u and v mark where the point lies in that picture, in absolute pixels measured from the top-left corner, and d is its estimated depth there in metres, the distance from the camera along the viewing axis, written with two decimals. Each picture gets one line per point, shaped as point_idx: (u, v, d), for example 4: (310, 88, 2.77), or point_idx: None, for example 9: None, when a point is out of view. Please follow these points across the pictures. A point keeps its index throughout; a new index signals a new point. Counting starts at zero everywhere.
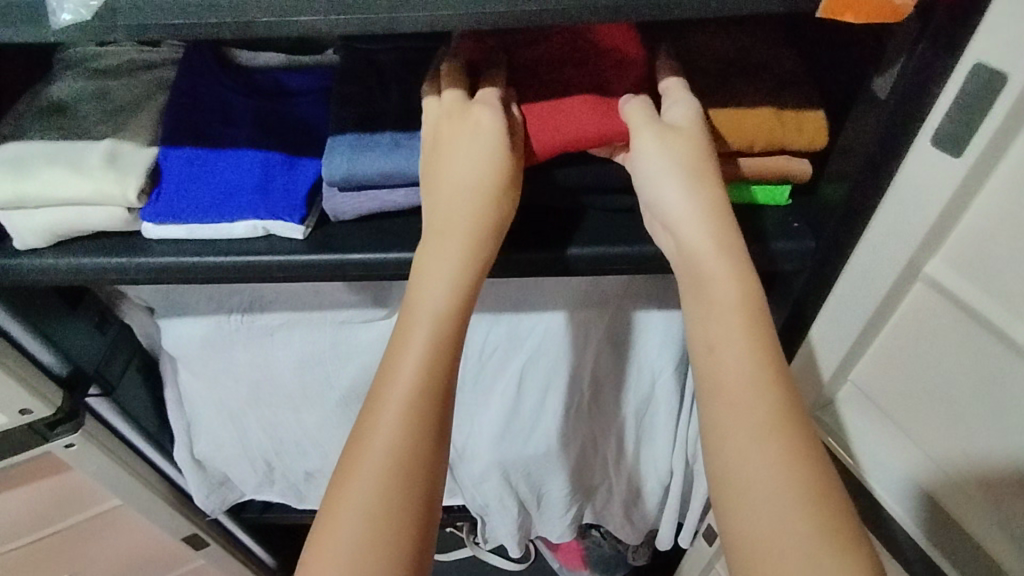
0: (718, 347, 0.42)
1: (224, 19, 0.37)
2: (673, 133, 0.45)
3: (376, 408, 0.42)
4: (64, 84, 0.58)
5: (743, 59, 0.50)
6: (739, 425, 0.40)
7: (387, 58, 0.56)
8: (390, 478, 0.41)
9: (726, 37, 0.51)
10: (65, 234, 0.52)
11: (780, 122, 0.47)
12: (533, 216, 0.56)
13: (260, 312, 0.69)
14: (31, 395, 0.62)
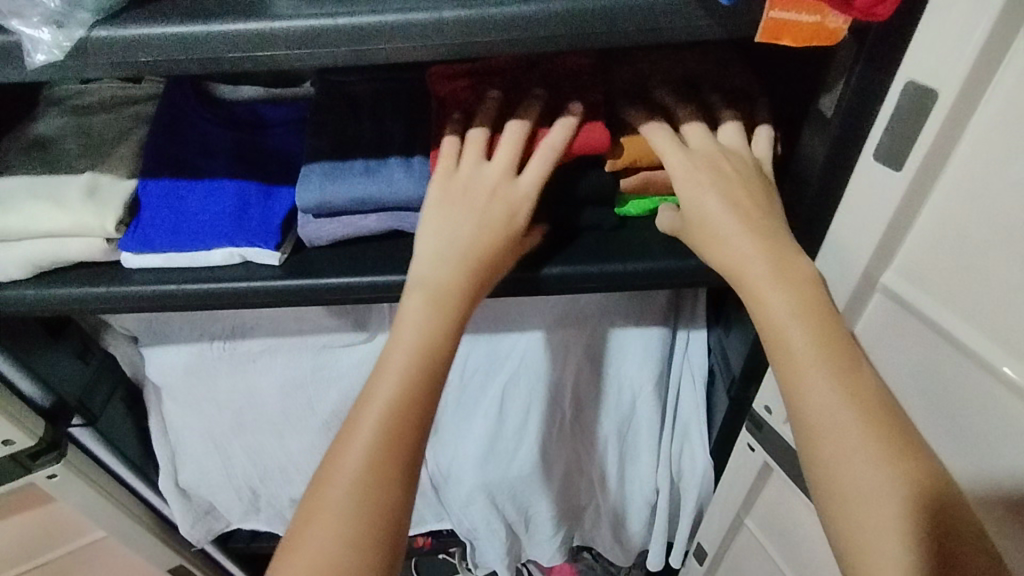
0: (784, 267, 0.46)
1: (192, 55, 0.39)
2: (705, 162, 0.48)
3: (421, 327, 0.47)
4: (47, 121, 0.59)
5: (704, 80, 0.51)
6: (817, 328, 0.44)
7: (360, 89, 0.58)
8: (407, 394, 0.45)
9: (684, 52, 0.52)
10: (45, 264, 0.53)
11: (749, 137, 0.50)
12: None
13: (241, 338, 0.70)
14: (13, 425, 0.62)
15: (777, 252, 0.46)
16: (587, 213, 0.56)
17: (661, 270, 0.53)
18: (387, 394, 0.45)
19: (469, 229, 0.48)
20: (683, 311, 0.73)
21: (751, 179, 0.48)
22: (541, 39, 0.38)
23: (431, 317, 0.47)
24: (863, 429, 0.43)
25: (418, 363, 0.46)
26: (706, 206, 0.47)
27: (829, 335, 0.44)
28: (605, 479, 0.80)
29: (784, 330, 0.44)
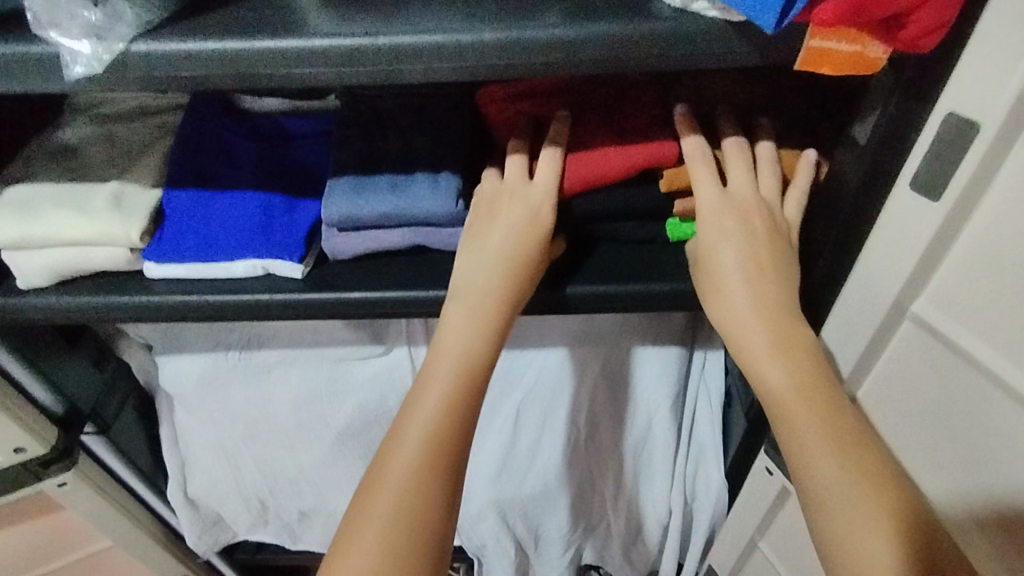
0: (778, 299, 0.48)
1: (232, 71, 0.39)
2: (728, 205, 0.48)
3: (436, 354, 0.48)
4: (73, 129, 0.59)
5: (749, 103, 0.52)
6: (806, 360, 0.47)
7: (388, 104, 0.58)
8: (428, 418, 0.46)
9: (713, 75, 0.52)
10: (68, 273, 0.53)
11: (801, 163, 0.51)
12: None
13: (257, 349, 0.70)
14: (28, 433, 0.61)
15: (789, 328, 0.47)
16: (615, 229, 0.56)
17: (691, 292, 0.53)
18: (399, 475, 0.44)
19: (484, 275, 0.49)
20: (700, 333, 0.72)
21: (780, 241, 0.48)
22: (581, 63, 0.38)
23: (456, 369, 0.47)
24: (874, 492, 0.44)
25: (445, 394, 0.46)
26: (725, 255, 0.48)
27: (840, 416, 0.46)
28: (617, 500, 0.80)
29: (778, 356, 0.46)
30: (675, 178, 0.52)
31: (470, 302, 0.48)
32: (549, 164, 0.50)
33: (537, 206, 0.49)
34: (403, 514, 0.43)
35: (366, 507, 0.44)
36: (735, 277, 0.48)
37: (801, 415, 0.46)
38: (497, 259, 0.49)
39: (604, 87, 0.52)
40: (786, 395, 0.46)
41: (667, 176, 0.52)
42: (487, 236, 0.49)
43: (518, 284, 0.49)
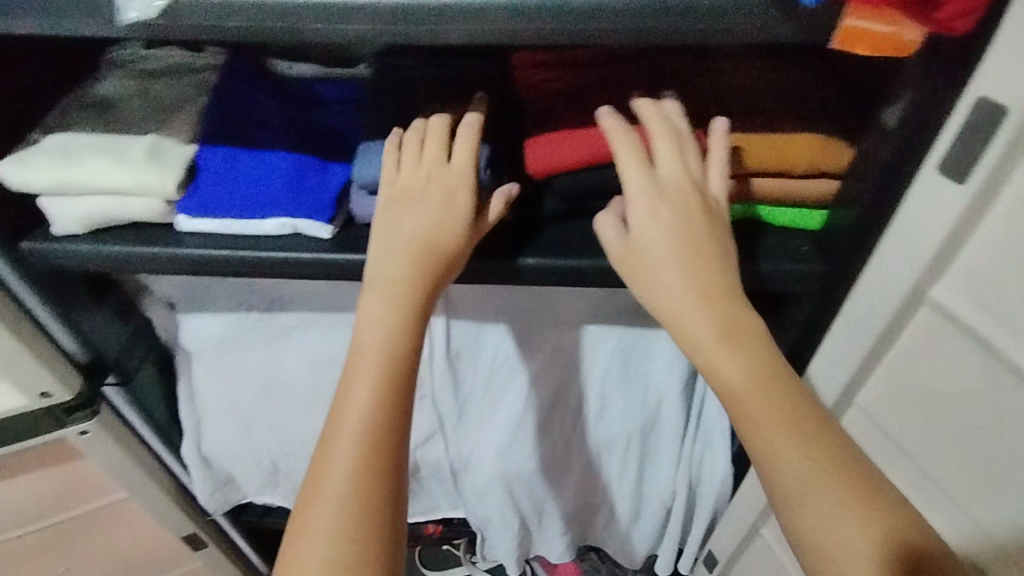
0: (710, 295, 0.47)
1: (280, 26, 0.40)
2: (653, 193, 0.49)
3: (361, 347, 0.49)
4: (111, 84, 0.61)
5: (790, 91, 0.52)
6: (743, 356, 0.45)
7: (420, 74, 0.60)
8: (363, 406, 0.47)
9: (736, 64, 0.55)
10: (102, 222, 0.54)
11: (824, 151, 0.50)
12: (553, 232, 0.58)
13: (278, 311, 0.71)
14: (56, 378, 0.62)
15: (735, 318, 0.46)
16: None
17: None
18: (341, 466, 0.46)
19: (399, 266, 0.51)
20: None
21: (708, 232, 0.49)
22: (616, 34, 0.39)
23: (377, 358, 0.49)
24: (836, 486, 0.42)
25: (375, 384, 0.48)
26: (652, 250, 0.48)
27: (791, 404, 0.44)
28: (622, 480, 0.81)
29: (713, 358, 0.45)
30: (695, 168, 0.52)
31: (388, 291, 0.50)
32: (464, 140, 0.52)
33: (451, 194, 0.52)
34: (347, 519, 0.44)
35: (319, 501, 0.45)
36: (664, 279, 0.48)
37: (755, 412, 0.44)
38: (417, 248, 0.51)
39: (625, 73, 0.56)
40: (743, 389, 0.44)
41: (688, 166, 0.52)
42: (399, 230, 0.52)
43: (439, 270, 0.51)
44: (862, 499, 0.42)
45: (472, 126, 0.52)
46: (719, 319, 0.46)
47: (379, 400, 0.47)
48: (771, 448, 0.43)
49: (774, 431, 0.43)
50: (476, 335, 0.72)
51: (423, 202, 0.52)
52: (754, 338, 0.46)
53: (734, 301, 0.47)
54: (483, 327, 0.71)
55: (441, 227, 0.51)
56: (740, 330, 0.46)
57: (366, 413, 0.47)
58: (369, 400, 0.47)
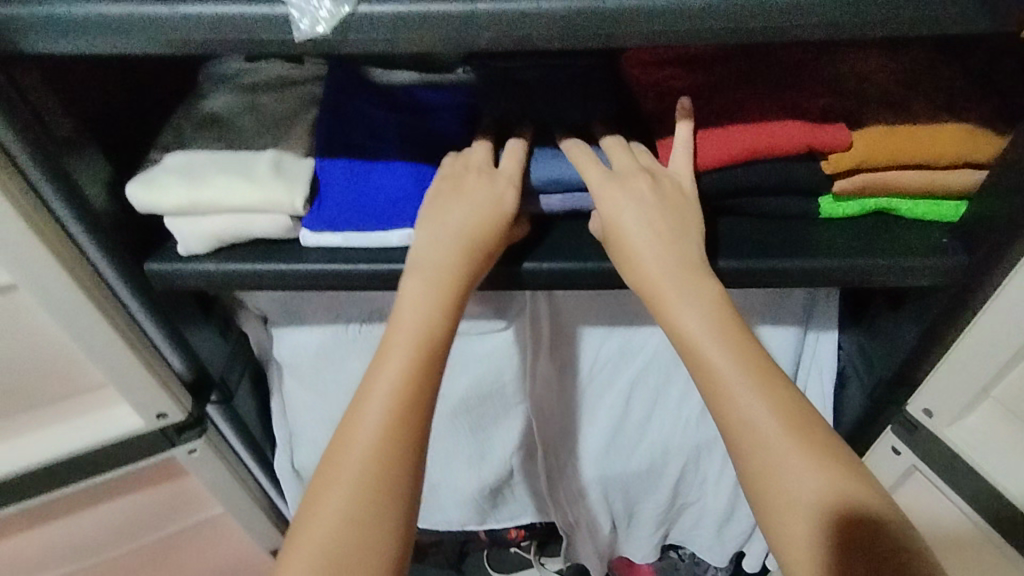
0: (681, 261, 0.50)
1: (452, 36, 0.38)
2: (628, 173, 0.51)
3: (398, 322, 0.49)
4: (217, 98, 0.59)
5: (909, 81, 0.53)
6: (708, 316, 0.48)
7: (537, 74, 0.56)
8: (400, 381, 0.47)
9: (867, 57, 0.54)
10: (228, 239, 0.54)
11: (972, 141, 0.49)
12: None
13: (378, 322, 0.70)
14: (171, 397, 0.61)
15: (693, 278, 0.49)
16: (779, 200, 0.55)
17: (857, 268, 0.52)
18: (364, 439, 0.45)
19: (441, 250, 0.50)
20: (816, 313, 0.71)
21: (677, 206, 0.51)
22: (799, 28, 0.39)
23: (416, 338, 0.48)
24: (786, 437, 0.44)
25: (411, 362, 0.47)
26: (620, 213, 0.50)
27: (760, 365, 0.47)
28: (720, 479, 0.80)
29: (676, 313, 0.48)
30: (839, 164, 0.51)
31: (432, 272, 0.50)
32: (513, 152, 0.53)
33: (496, 188, 0.51)
34: (362, 496, 0.44)
35: (337, 469, 0.45)
36: (637, 243, 0.50)
37: (718, 360, 0.46)
38: (463, 236, 0.50)
39: (759, 64, 0.54)
40: (700, 340, 0.47)
41: (830, 161, 0.51)
42: (445, 219, 0.51)
43: (478, 260, 0.51)
44: (811, 447, 0.44)
45: (517, 150, 0.53)
46: (686, 284, 0.49)
47: (407, 378, 0.47)
48: (726, 399, 0.46)
49: (730, 379, 0.46)
50: (579, 340, 0.71)
51: (471, 195, 0.51)
52: (719, 303, 0.49)
53: (699, 270, 0.50)
54: (587, 330, 0.70)
55: (485, 216, 0.51)
56: (710, 299, 0.49)
57: (393, 392, 0.46)
58: (405, 376, 0.47)
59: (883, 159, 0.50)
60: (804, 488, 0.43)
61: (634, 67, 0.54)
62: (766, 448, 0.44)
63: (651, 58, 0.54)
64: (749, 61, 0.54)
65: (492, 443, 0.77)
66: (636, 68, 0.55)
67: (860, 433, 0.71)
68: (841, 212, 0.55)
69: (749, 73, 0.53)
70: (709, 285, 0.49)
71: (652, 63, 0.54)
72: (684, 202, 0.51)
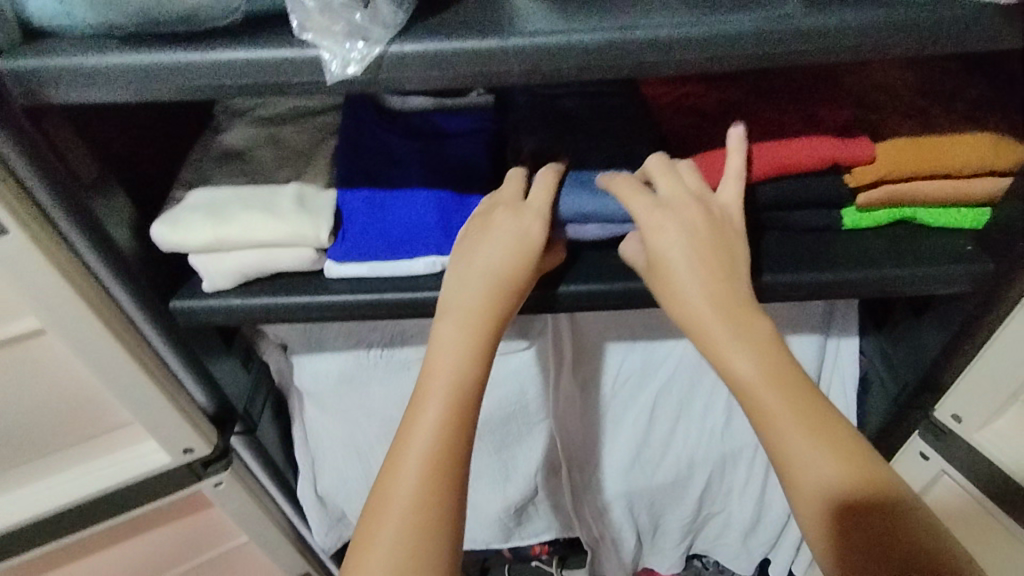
0: (730, 292, 0.48)
1: (482, 71, 0.39)
2: (673, 202, 0.49)
3: (433, 368, 0.48)
4: (235, 131, 0.59)
5: (928, 90, 0.54)
6: (761, 350, 0.47)
7: (563, 100, 0.58)
8: (440, 432, 0.46)
9: (879, 71, 0.55)
10: (252, 274, 0.53)
11: (996, 148, 0.50)
12: None
13: (399, 346, 0.70)
14: (194, 429, 0.60)
15: (745, 313, 0.47)
16: (803, 214, 0.55)
17: (884, 278, 0.53)
18: (406, 491, 0.44)
19: (474, 291, 0.49)
20: (836, 320, 0.71)
21: (722, 237, 0.49)
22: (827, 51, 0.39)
23: (453, 385, 0.47)
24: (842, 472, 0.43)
25: (450, 410, 0.47)
26: (667, 248, 0.48)
27: (813, 401, 0.45)
28: (745, 488, 0.80)
29: (727, 349, 0.47)
30: (864, 177, 0.51)
31: (464, 315, 0.49)
32: (543, 180, 0.52)
33: (527, 223, 0.50)
34: (408, 546, 0.43)
35: (382, 522, 0.44)
36: (685, 276, 0.48)
37: (770, 397, 0.45)
38: (495, 275, 0.49)
39: (775, 79, 0.55)
40: (756, 379, 0.46)
41: (855, 174, 0.51)
42: (476, 258, 0.50)
43: (513, 298, 0.50)
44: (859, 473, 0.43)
45: (554, 172, 0.53)
46: (736, 317, 0.47)
47: (447, 423, 0.46)
48: (784, 437, 0.44)
49: (783, 413, 0.45)
50: (601, 355, 0.71)
51: (504, 232, 0.50)
52: (772, 337, 0.47)
53: (749, 302, 0.48)
54: (609, 345, 0.70)
55: (514, 254, 0.49)
56: (763, 333, 0.47)
57: (433, 439, 0.46)
58: (445, 425, 0.46)
59: (909, 170, 0.51)
60: (867, 525, 0.42)
61: (651, 92, 0.58)
62: (823, 483, 0.43)
63: (667, 84, 0.57)
64: (763, 79, 0.55)
65: (516, 462, 0.77)
66: (654, 90, 0.58)
67: (886, 436, 0.71)
68: (865, 223, 0.55)
69: (764, 89, 0.54)
70: (761, 318, 0.48)
71: (669, 88, 0.57)
72: (729, 233, 0.50)
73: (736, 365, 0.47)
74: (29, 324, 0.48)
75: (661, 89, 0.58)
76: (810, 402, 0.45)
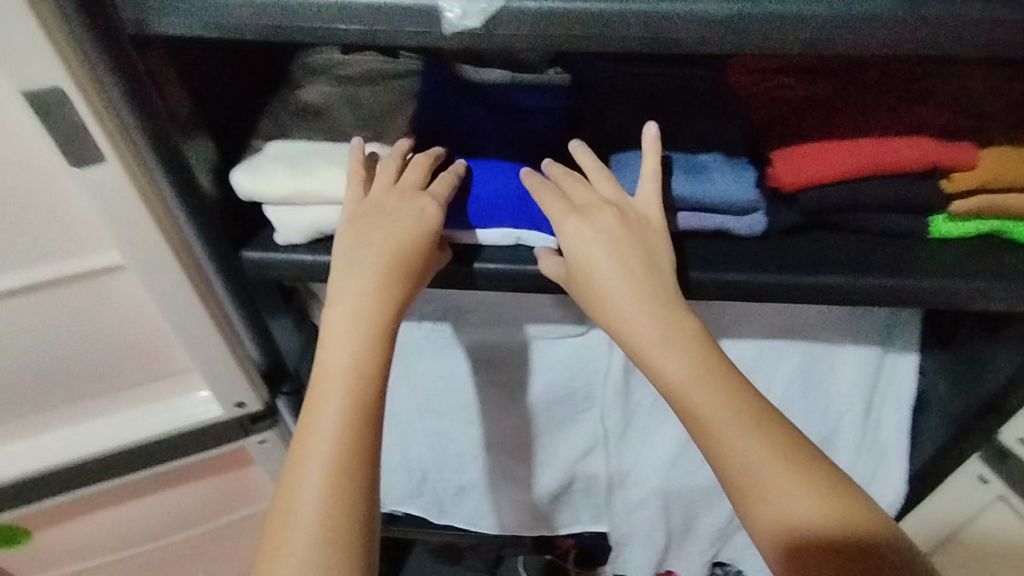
0: (660, 295, 0.49)
1: (599, 36, 0.38)
2: (589, 212, 0.50)
3: (328, 355, 0.48)
4: (312, 88, 0.58)
5: None
6: (681, 357, 0.47)
7: (649, 79, 0.56)
8: (347, 417, 0.46)
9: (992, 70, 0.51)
10: (326, 231, 0.53)
11: None
12: (786, 249, 0.54)
13: (451, 321, 0.69)
14: (249, 384, 0.60)
15: (675, 318, 0.48)
16: (891, 216, 0.53)
17: (972, 289, 0.51)
18: (316, 476, 0.44)
19: (357, 277, 0.49)
20: (896, 332, 0.69)
21: (640, 237, 0.50)
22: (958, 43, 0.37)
23: (356, 371, 0.47)
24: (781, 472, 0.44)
25: (354, 397, 0.47)
26: (591, 253, 0.49)
27: (744, 400, 0.46)
28: None
29: (658, 357, 0.47)
30: (961, 183, 0.50)
31: (360, 302, 0.48)
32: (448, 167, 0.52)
33: (403, 207, 0.49)
34: (322, 530, 0.43)
35: (294, 507, 0.44)
36: (613, 279, 0.49)
37: (702, 403, 0.46)
38: (393, 261, 0.49)
39: (878, 72, 0.51)
40: (687, 385, 0.46)
41: (951, 180, 0.50)
42: (365, 245, 0.49)
43: (406, 286, 0.49)
44: (803, 473, 0.44)
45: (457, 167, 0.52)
46: (662, 323, 0.48)
47: (351, 406, 0.46)
48: (719, 438, 0.45)
49: (717, 420, 0.45)
50: None
51: (394, 219, 0.49)
52: (698, 342, 0.48)
53: (670, 302, 0.49)
54: None
55: (407, 238, 0.49)
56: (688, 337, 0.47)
57: (337, 426, 0.46)
58: (353, 411, 0.46)
59: (1006, 180, 0.50)
60: (815, 525, 0.43)
61: (742, 79, 0.54)
62: (772, 486, 0.44)
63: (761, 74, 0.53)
64: (866, 71, 0.51)
65: (556, 446, 0.77)
66: (745, 77, 0.54)
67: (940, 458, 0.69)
68: (953, 233, 0.54)
69: (867, 84, 0.51)
70: (685, 321, 0.48)
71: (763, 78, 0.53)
72: (648, 236, 0.50)
73: (666, 374, 0.47)
74: (108, 260, 0.48)
75: (753, 77, 0.53)
76: (746, 404, 0.46)
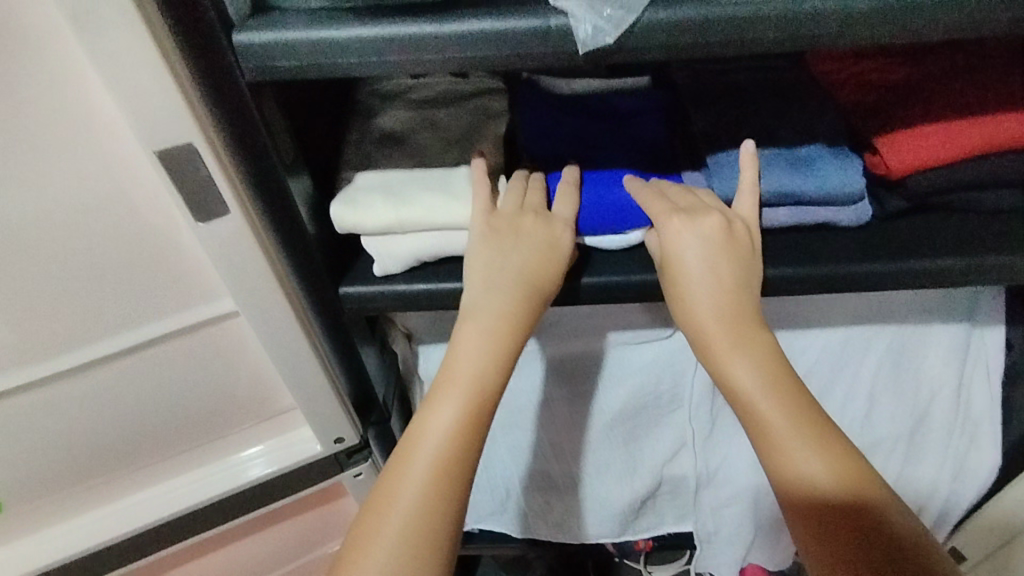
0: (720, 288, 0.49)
1: (730, 39, 0.37)
2: (701, 211, 0.49)
3: (450, 373, 0.47)
4: (390, 115, 0.57)
5: None
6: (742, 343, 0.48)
7: (732, 76, 0.55)
8: (458, 437, 0.45)
9: None
10: (427, 257, 0.52)
11: None
12: (893, 235, 0.53)
13: (534, 336, 0.68)
14: (349, 419, 0.60)
15: (748, 324, 0.49)
16: (1001, 193, 0.52)
17: None
18: (416, 492, 0.43)
19: (487, 298, 0.48)
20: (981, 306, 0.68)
21: (743, 243, 0.49)
22: None
23: (475, 393, 0.46)
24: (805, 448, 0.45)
25: (468, 418, 0.46)
26: (688, 252, 0.48)
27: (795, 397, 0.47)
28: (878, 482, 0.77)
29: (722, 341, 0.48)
30: None
31: (492, 323, 0.47)
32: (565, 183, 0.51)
33: (531, 228, 0.49)
34: (408, 546, 0.42)
35: (384, 518, 0.43)
36: (691, 274, 0.49)
37: (765, 391, 0.47)
38: (522, 283, 0.48)
39: (959, 59, 0.53)
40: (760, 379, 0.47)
41: None
42: (499, 266, 0.48)
43: (531, 311, 0.48)
44: (827, 452, 0.44)
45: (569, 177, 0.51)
46: (721, 311, 0.48)
47: (462, 429, 0.45)
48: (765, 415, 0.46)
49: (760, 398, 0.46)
50: None
51: (528, 243, 0.48)
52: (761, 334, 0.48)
53: (749, 302, 0.49)
54: None
55: (538, 265, 0.48)
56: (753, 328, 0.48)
57: (447, 445, 0.45)
58: (466, 433, 0.45)
59: None
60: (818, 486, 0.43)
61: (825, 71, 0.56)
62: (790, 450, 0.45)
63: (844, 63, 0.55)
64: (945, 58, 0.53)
65: (642, 452, 0.76)
66: (828, 68, 0.55)
67: None
68: None
69: (951, 67, 0.52)
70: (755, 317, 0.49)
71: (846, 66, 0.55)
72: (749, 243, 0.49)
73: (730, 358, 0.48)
74: (228, 305, 0.50)
75: (837, 67, 0.55)
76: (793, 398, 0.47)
